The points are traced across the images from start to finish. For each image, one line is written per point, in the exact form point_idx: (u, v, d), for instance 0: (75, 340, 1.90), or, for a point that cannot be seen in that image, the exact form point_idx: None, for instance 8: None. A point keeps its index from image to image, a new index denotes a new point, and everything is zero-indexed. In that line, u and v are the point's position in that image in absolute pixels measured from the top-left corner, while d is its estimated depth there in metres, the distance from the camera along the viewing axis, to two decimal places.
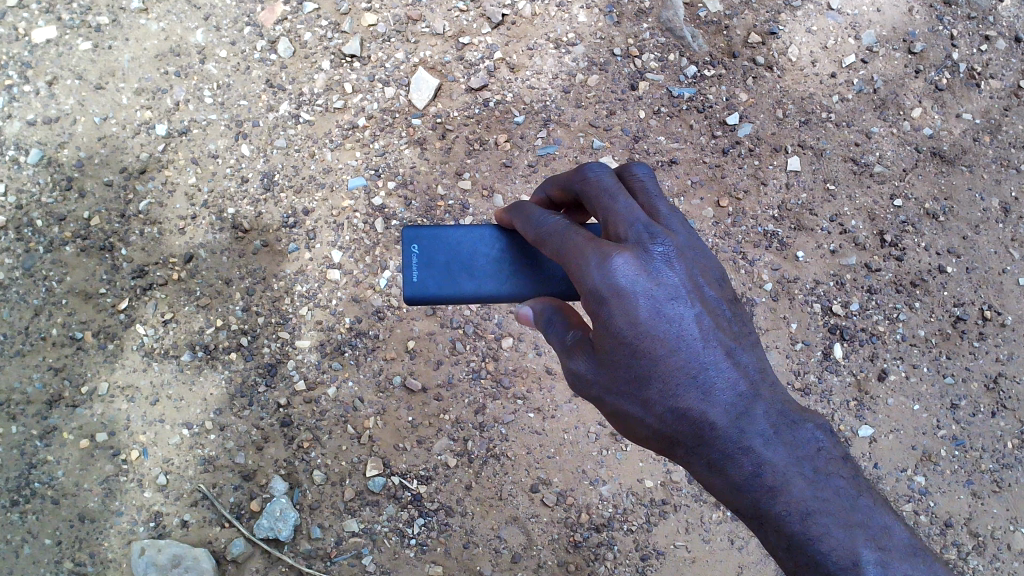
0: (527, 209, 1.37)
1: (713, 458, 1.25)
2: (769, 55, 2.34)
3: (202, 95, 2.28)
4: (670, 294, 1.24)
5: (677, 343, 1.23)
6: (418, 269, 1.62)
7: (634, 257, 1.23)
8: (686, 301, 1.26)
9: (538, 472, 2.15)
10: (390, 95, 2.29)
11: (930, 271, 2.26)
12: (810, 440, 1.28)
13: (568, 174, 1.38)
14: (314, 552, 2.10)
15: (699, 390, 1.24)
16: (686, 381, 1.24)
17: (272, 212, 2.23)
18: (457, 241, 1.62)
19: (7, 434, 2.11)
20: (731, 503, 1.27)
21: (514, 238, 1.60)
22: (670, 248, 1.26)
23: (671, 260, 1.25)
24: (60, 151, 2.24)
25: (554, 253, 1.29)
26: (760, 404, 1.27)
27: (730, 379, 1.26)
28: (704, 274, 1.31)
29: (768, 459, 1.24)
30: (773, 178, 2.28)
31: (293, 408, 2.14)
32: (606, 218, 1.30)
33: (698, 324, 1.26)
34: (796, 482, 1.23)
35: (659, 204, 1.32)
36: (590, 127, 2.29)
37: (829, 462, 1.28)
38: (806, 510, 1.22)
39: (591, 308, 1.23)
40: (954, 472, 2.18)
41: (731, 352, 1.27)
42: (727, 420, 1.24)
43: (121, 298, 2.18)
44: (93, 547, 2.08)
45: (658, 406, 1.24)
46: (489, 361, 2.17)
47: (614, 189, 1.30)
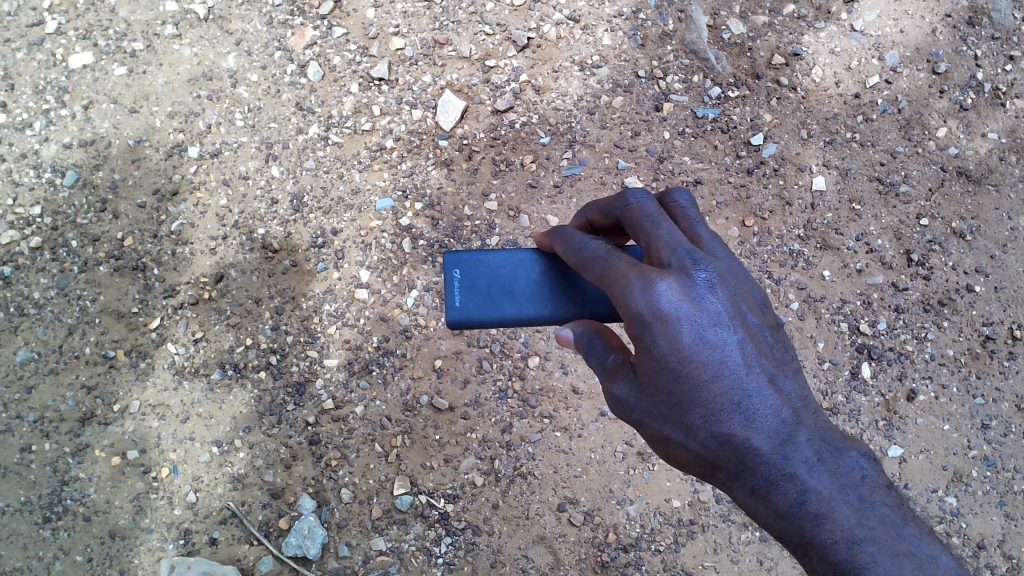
0: (570, 235, 1.40)
1: (758, 484, 1.23)
2: (793, 76, 2.36)
3: (233, 118, 2.32)
4: (713, 320, 1.25)
5: (720, 369, 1.23)
6: (460, 293, 1.66)
7: (677, 282, 1.24)
8: (729, 327, 1.26)
9: (565, 492, 2.14)
10: (417, 117, 2.32)
11: (958, 290, 2.26)
12: (854, 467, 1.25)
13: (610, 200, 1.41)
14: (342, 570, 2.10)
15: (743, 416, 1.23)
16: (729, 407, 1.23)
17: (301, 232, 2.26)
18: (498, 265, 1.65)
19: (41, 451, 2.14)
20: (778, 533, 1.25)
21: (554, 261, 1.62)
22: (712, 274, 1.27)
23: (714, 285, 1.26)
24: (95, 173, 2.28)
25: (596, 277, 1.32)
26: (804, 431, 1.25)
27: (774, 406, 1.25)
28: (746, 301, 1.32)
29: (813, 487, 1.22)
30: (798, 198, 2.28)
31: (321, 426, 2.16)
32: (647, 244, 1.31)
33: (741, 350, 1.26)
34: (841, 510, 1.21)
35: (701, 231, 1.34)
36: (615, 147, 2.31)
37: (874, 491, 1.25)
38: (854, 539, 1.18)
39: (634, 332, 1.24)
40: (986, 493, 2.16)
41: (773, 378, 1.27)
42: (771, 446, 1.23)
43: (153, 316, 2.21)
44: (123, 564, 2.10)
45: (700, 431, 1.24)
46: (515, 380, 2.18)
47: (657, 215, 1.32)
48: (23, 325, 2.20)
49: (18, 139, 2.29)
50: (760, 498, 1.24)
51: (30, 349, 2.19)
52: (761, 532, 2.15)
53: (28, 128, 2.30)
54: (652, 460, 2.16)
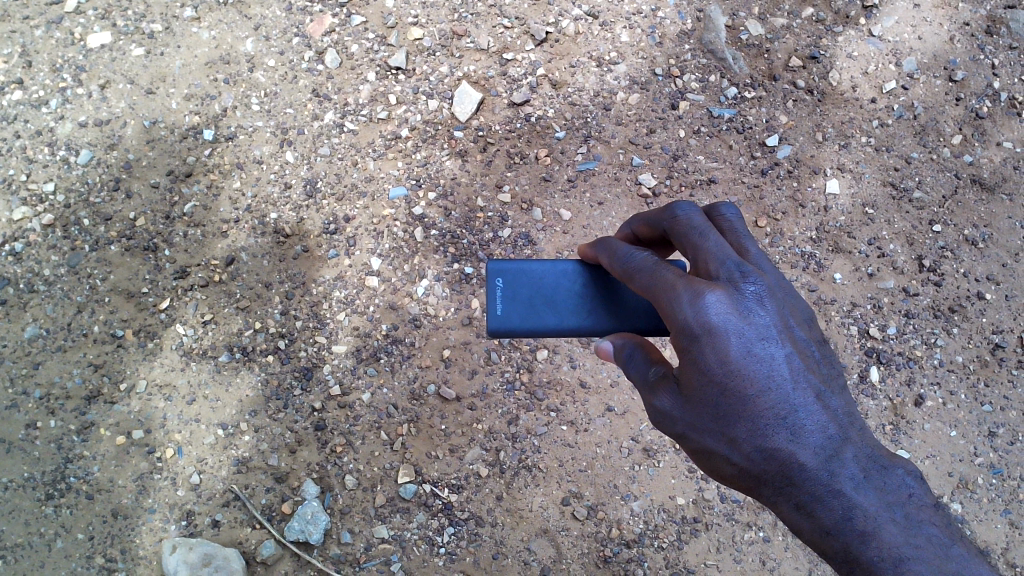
0: (614, 245, 1.40)
1: (803, 499, 1.23)
2: (810, 79, 2.36)
3: (249, 102, 2.32)
4: (761, 334, 1.24)
5: (767, 383, 1.23)
6: (502, 302, 1.65)
7: (726, 295, 1.23)
8: (777, 341, 1.26)
9: (569, 486, 2.14)
10: (433, 107, 2.32)
11: (969, 297, 2.26)
12: (901, 485, 1.25)
13: (657, 212, 1.41)
14: (343, 556, 2.09)
15: (789, 431, 1.23)
16: (775, 422, 1.23)
17: (313, 218, 2.26)
18: (540, 275, 1.65)
19: (46, 428, 2.14)
20: (821, 549, 1.24)
21: (597, 273, 1.62)
22: (762, 287, 1.26)
23: (763, 298, 1.26)
24: (109, 152, 2.28)
25: (641, 288, 1.31)
26: (850, 447, 1.25)
27: (821, 422, 1.24)
28: (794, 315, 1.31)
29: (859, 503, 1.22)
30: (811, 201, 2.29)
31: (327, 412, 2.15)
32: (695, 256, 1.31)
33: (789, 364, 1.25)
34: (886, 528, 1.20)
35: (750, 244, 1.33)
36: (630, 144, 2.31)
37: (920, 510, 1.24)
38: (900, 556, 1.17)
39: (681, 344, 1.24)
40: (991, 500, 2.15)
41: (821, 394, 1.26)
42: (817, 462, 1.23)
43: (162, 297, 2.21)
44: (125, 543, 2.09)
45: (746, 445, 1.24)
46: (523, 372, 2.18)
47: (704, 227, 1.31)
48: (32, 301, 2.20)
49: (33, 116, 2.29)
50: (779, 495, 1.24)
51: (38, 326, 2.19)
52: (765, 532, 2.14)
53: (45, 105, 2.30)
54: (657, 457, 2.16)
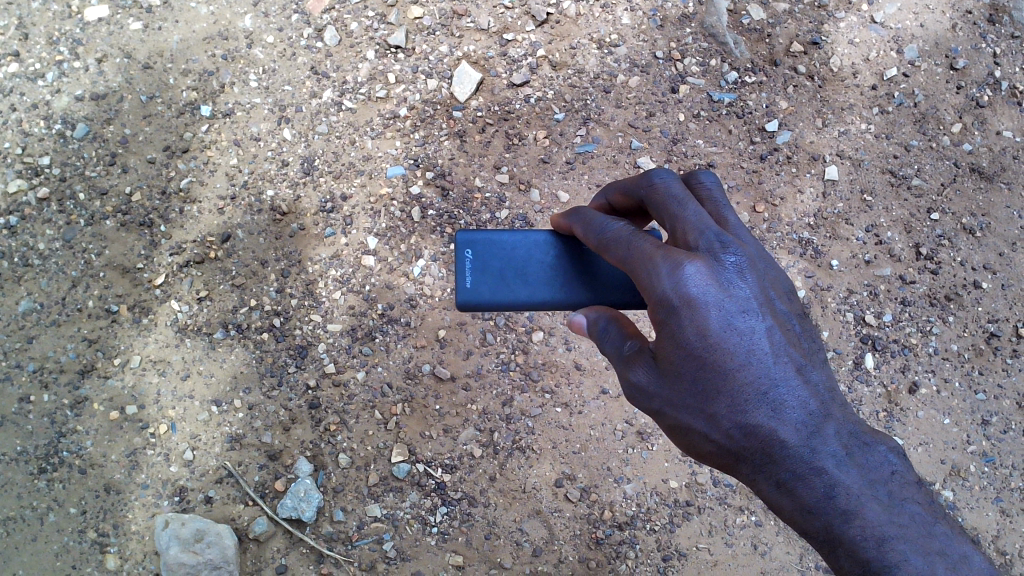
0: (590, 216, 1.39)
1: (784, 477, 1.23)
2: (811, 65, 2.35)
3: (247, 79, 2.31)
4: (742, 307, 1.24)
5: (747, 357, 1.23)
6: (473, 274, 1.66)
7: (706, 266, 1.23)
8: (757, 314, 1.25)
9: (562, 467, 2.14)
10: (433, 87, 2.31)
11: (965, 286, 2.26)
12: (883, 462, 1.25)
13: (635, 181, 1.40)
14: (335, 535, 2.09)
15: (770, 406, 1.23)
16: (755, 397, 1.23)
17: (310, 196, 2.25)
18: (512, 247, 1.65)
19: (39, 402, 2.13)
20: (801, 527, 1.24)
21: (569, 244, 1.62)
22: (742, 258, 1.26)
23: (743, 270, 1.26)
24: (106, 127, 2.27)
25: (618, 260, 1.31)
26: (832, 424, 1.25)
27: (802, 397, 1.24)
28: (775, 287, 1.31)
29: (841, 481, 1.22)
30: (809, 186, 2.28)
31: (321, 390, 2.15)
32: (674, 226, 1.30)
33: (769, 338, 1.25)
34: (869, 506, 1.20)
35: (729, 215, 1.33)
36: (629, 127, 2.30)
37: (903, 487, 1.24)
38: (883, 536, 1.18)
39: (659, 317, 1.23)
40: (982, 488, 2.16)
41: (801, 368, 1.26)
42: (799, 439, 1.23)
43: (157, 273, 2.20)
44: (117, 518, 2.08)
45: (725, 421, 1.23)
46: (518, 353, 2.17)
47: (683, 197, 1.31)
48: (27, 275, 2.19)
49: (29, 89, 2.27)
50: (768, 475, 1.24)
51: (33, 300, 2.18)
52: (756, 516, 2.15)
53: (41, 78, 2.28)
54: (651, 440, 2.16)
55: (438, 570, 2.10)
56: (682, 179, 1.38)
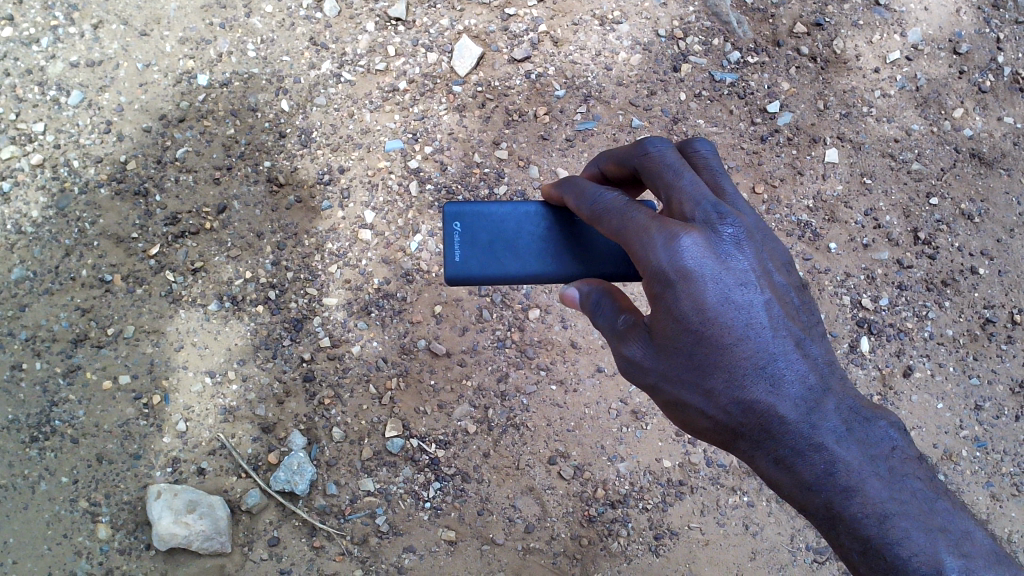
0: (582, 186, 1.38)
1: (783, 453, 1.24)
2: (814, 47, 2.34)
3: (245, 49, 2.28)
4: (739, 280, 1.24)
5: (745, 331, 1.22)
6: (461, 248, 1.64)
7: (703, 238, 1.22)
8: (755, 287, 1.25)
9: (556, 445, 2.14)
10: (433, 61, 2.29)
11: (962, 272, 2.26)
12: (883, 438, 1.26)
13: (628, 150, 1.39)
14: (328, 508, 2.08)
15: (768, 381, 1.22)
16: (753, 372, 1.23)
17: (308, 168, 2.23)
18: (501, 219, 1.63)
19: (31, 370, 2.11)
20: (802, 504, 1.26)
21: (562, 216, 1.61)
22: (739, 230, 1.25)
23: (740, 242, 1.25)
24: (101, 94, 2.24)
25: (611, 231, 1.29)
26: (831, 399, 1.25)
27: (801, 371, 1.24)
28: (772, 259, 1.30)
29: (841, 457, 1.23)
30: (810, 169, 2.27)
31: (316, 363, 2.14)
32: (669, 196, 1.29)
33: (767, 312, 1.25)
34: (870, 482, 1.21)
35: (726, 185, 1.32)
36: (630, 105, 2.29)
37: (904, 462, 1.25)
38: (884, 513, 1.20)
39: (655, 291, 1.22)
40: (974, 472, 2.17)
41: (800, 342, 1.26)
42: (798, 415, 1.23)
43: (152, 243, 2.18)
44: (109, 488, 2.07)
45: (722, 397, 1.23)
46: (514, 331, 2.17)
47: (678, 165, 1.29)
48: (20, 243, 2.16)
49: (23, 54, 2.24)
50: (768, 452, 1.25)
51: (25, 268, 2.15)
52: (749, 497, 2.15)
53: (36, 43, 2.24)
54: (645, 420, 2.16)
55: (431, 545, 2.09)
56: (677, 147, 1.37)
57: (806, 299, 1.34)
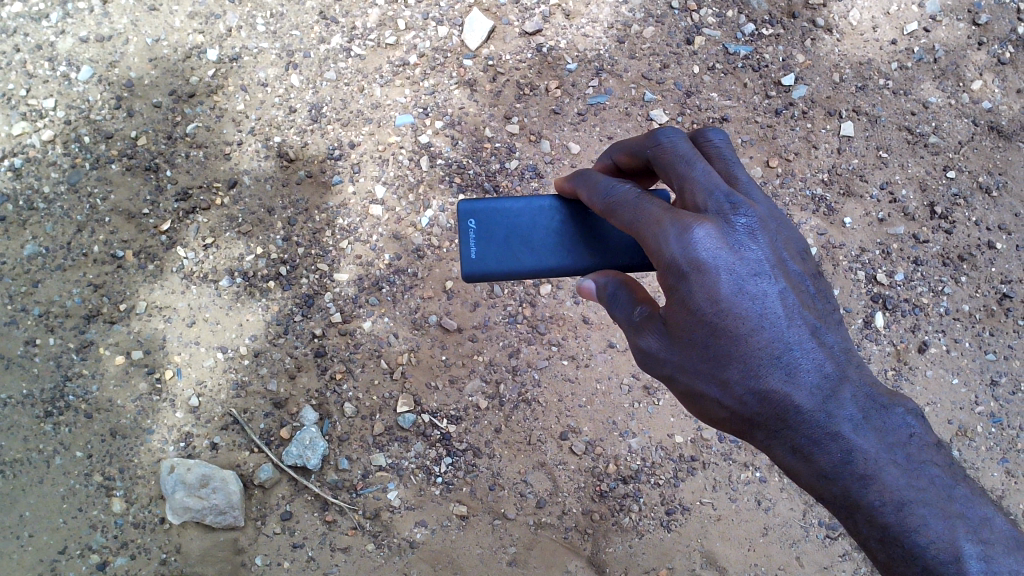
0: (594, 180, 1.37)
1: (799, 443, 1.22)
2: (830, 18, 2.31)
3: (255, 23, 2.27)
4: (753, 269, 1.23)
5: (760, 321, 1.21)
6: (476, 244, 1.62)
7: (716, 228, 1.21)
8: (770, 277, 1.24)
9: (568, 421, 2.13)
10: (443, 35, 2.27)
11: (979, 246, 2.23)
12: (901, 425, 1.24)
13: (639, 141, 1.38)
14: (340, 483, 2.09)
15: (784, 370, 1.21)
16: (769, 361, 1.21)
17: (318, 143, 2.22)
18: (516, 215, 1.62)
19: (45, 346, 2.12)
20: (820, 494, 1.23)
21: (577, 210, 1.60)
22: (752, 219, 1.24)
23: (753, 232, 1.24)
24: (111, 70, 2.23)
25: (624, 223, 1.29)
26: (848, 387, 1.24)
27: (816, 360, 1.23)
28: (787, 248, 1.30)
29: (858, 446, 1.21)
30: (824, 143, 2.25)
31: (327, 339, 2.14)
32: (682, 187, 1.28)
33: (782, 301, 1.24)
34: (888, 470, 1.19)
35: (741, 176, 1.31)
36: (643, 79, 2.26)
37: (923, 450, 1.22)
38: (901, 500, 1.17)
39: (669, 282, 1.22)
40: (989, 449, 2.15)
41: (815, 330, 1.25)
42: (814, 403, 1.22)
43: (163, 219, 2.18)
44: (122, 462, 2.08)
45: (738, 387, 1.22)
46: (526, 306, 2.16)
47: (691, 155, 1.29)
48: (31, 219, 2.16)
49: (33, 30, 2.23)
50: (786, 443, 1.23)
51: (38, 244, 2.15)
52: (761, 473, 2.14)
53: (45, 19, 2.23)
54: (657, 395, 2.15)
55: (442, 520, 2.09)
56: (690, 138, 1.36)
57: (821, 288, 1.33)
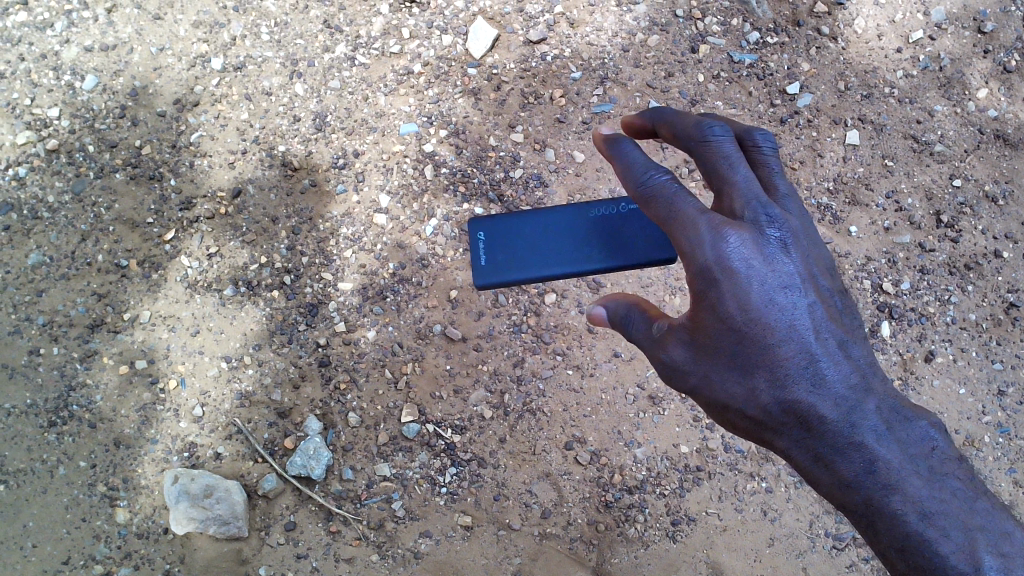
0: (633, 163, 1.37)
1: (821, 451, 1.30)
2: (834, 26, 2.31)
3: (259, 32, 2.27)
4: (783, 282, 1.29)
5: (788, 332, 1.28)
6: (486, 254, 1.83)
7: (751, 239, 1.27)
8: (800, 289, 1.29)
9: (573, 430, 2.12)
10: (447, 43, 2.27)
11: (985, 255, 2.22)
12: (923, 437, 1.30)
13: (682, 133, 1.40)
14: (344, 493, 2.08)
15: (809, 381, 1.28)
16: (795, 371, 1.28)
17: (322, 152, 2.22)
18: (523, 229, 1.83)
19: (49, 355, 2.11)
20: (840, 500, 1.32)
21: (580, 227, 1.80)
22: (785, 233, 1.30)
23: (786, 245, 1.30)
24: (115, 79, 2.23)
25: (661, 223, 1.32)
26: (871, 399, 1.30)
27: (842, 371, 1.29)
28: (817, 263, 1.36)
29: (881, 456, 1.27)
30: (829, 151, 2.24)
31: (332, 348, 2.14)
32: (722, 193, 1.33)
33: (811, 314, 1.30)
34: (910, 481, 1.26)
35: (784, 187, 1.37)
36: (647, 87, 2.26)
37: (943, 462, 1.30)
38: (922, 510, 1.25)
39: (699, 288, 1.28)
40: (997, 459, 2.13)
41: (843, 343, 1.31)
42: (838, 413, 1.28)
43: (167, 228, 2.18)
44: (126, 472, 2.07)
45: (764, 395, 1.29)
46: (530, 316, 2.16)
47: (735, 160, 1.32)
48: (36, 228, 2.16)
49: (38, 39, 2.23)
50: (812, 451, 1.30)
51: (42, 253, 2.15)
52: (767, 483, 2.12)
53: (50, 28, 2.24)
54: (663, 405, 2.14)
55: (447, 530, 2.08)
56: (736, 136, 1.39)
57: (846, 303, 1.39)
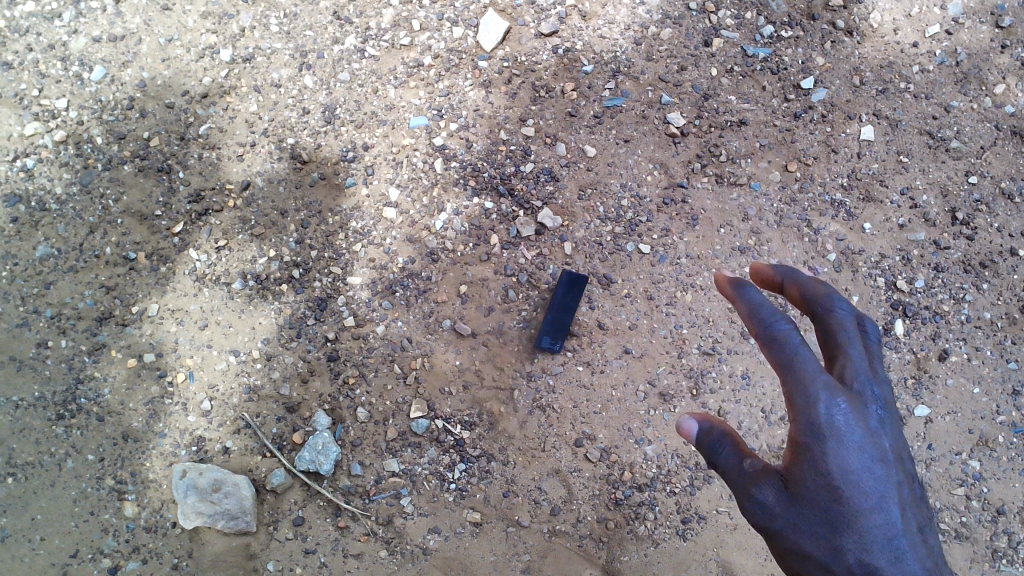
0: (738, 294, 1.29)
1: None
2: (850, 20, 2.28)
3: (268, 23, 2.25)
4: (880, 455, 1.20)
5: (879, 501, 1.18)
6: None
7: (857, 407, 1.20)
8: (894, 467, 1.21)
9: (583, 427, 2.11)
10: (458, 35, 2.25)
11: (1001, 253, 2.19)
12: None
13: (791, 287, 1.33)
14: (353, 488, 2.07)
15: (893, 552, 1.14)
16: (883, 541, 1.15)
17: (332, 145, 2.20)
18: None
19: (56, 348, 2.10)
20: None
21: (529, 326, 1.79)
22: (884, 410, 1.23)
23: (885, 421, 1.23)
24: (124, 70, 2.21)
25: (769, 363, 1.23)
26: None
27: (922, 552, 1.16)
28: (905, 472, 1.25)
29: None
30: (844, 147, 2.22)
31: (340, 343, 2.12)
32: (830, 360, 1.26)
33: (901, 494, 1.20)
34: None
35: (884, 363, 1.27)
36: (660, 81, 2.24)
37: None
38: None
39: (801, 439, 1.19)
40: (1011, 459, 2.11)
41: (924, 530, 1.21)
42: None
43: (176, 221, 2.17)
44: (134, 466, 2.06)
45: (848, 557, 1.15)
46: (541, 311, 2.14)
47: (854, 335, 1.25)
48: (44, 220, 2.14)
49: (46, 29, 2.21)
50: None
51: (50, 246, 2.13)
52: None
53: (58, 18, 2.22)
54: (673, 402, 2.12)
55: (456, 527, 2.07)
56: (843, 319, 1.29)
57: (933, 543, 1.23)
